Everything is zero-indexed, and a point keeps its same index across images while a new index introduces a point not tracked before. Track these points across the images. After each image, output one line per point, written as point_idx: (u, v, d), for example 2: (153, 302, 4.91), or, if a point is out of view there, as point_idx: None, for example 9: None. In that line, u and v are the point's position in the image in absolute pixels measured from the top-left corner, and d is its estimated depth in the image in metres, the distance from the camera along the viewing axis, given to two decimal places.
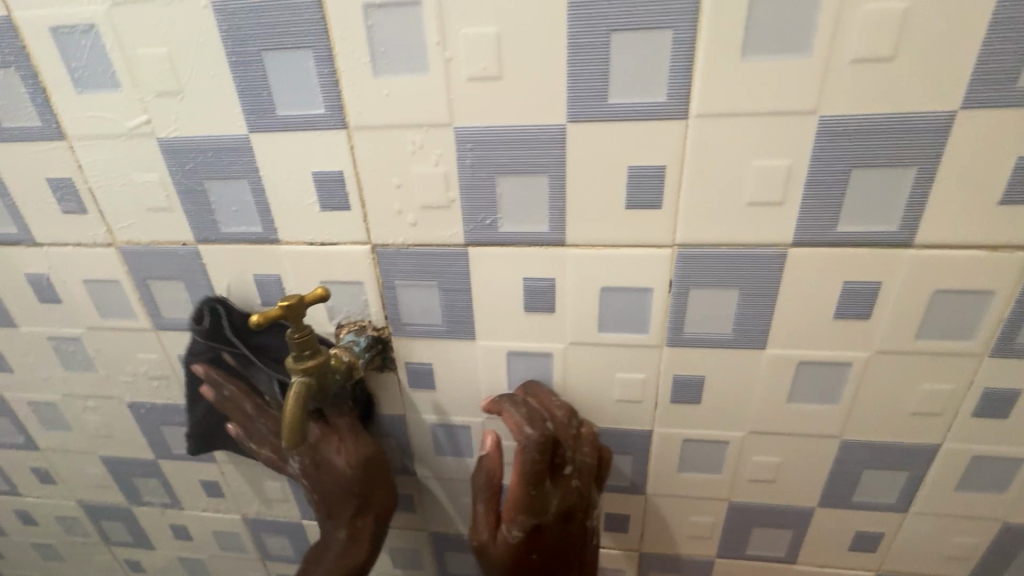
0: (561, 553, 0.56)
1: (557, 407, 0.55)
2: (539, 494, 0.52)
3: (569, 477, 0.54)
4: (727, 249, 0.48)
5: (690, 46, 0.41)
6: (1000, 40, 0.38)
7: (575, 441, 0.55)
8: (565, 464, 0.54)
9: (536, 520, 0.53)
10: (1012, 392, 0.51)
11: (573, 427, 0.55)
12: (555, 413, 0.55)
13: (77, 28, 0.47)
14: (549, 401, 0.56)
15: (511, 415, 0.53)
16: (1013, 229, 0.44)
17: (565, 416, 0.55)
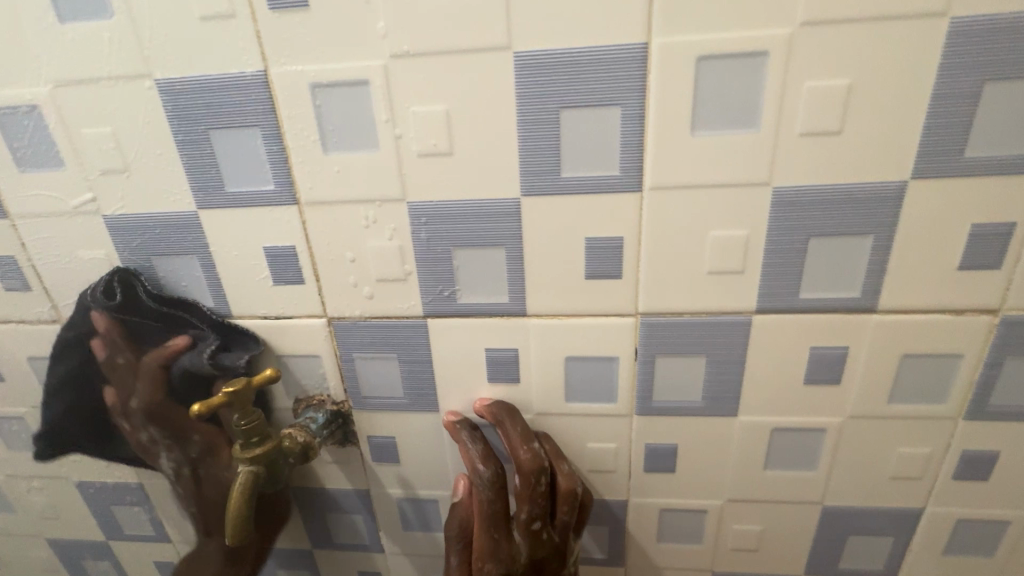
0: None
1: (525, 452, 0.48)
2: (502, 541, 0.48)
3: (539, 530, 0.48)
4: (690, 317, 0.47)
5: (640, 123, 0.41)
6: (946, 114, 0.38)
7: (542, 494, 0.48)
8: (532, 517, 0.48)
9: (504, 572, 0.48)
10: (990, 454, 0.50)
11: (538, 479, 0.48)
12: (520, 459, 0.48)
13: (18, 108, 0.46)
14: (515, 440, 0.49)
15: (466, 450, 0.49)
16: (975, 294, 0.44)
17: (530, 468, 0.47)
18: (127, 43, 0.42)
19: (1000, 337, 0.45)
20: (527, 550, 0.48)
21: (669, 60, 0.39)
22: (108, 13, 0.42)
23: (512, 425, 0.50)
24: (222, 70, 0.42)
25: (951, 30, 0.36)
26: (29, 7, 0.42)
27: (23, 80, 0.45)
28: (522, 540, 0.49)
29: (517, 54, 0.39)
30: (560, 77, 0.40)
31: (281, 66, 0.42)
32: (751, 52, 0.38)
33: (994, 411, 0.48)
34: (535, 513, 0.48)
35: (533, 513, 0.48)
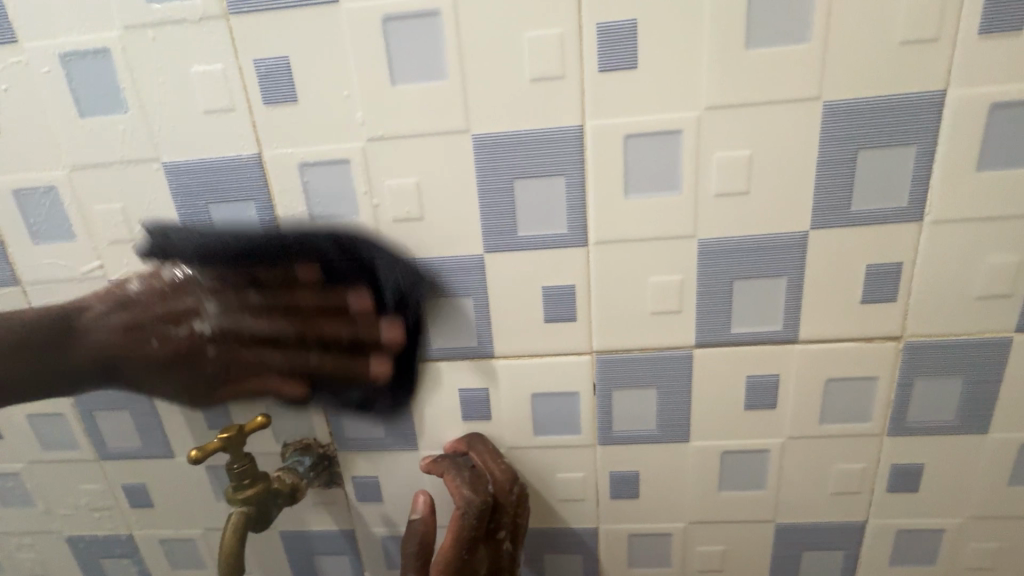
0: None
1: (507, 474, 0.54)
2: (470, 559, 0.52)
3: (500, 544, 0.54)
4: (639, 353, 0.53)
5: (581, 189, 0.48)
6: (832, 176, 0.46)
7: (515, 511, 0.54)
8: (503, 529, 0.54)
9: None
10: (916, 467, 0.56)
11: (513, 497, 0.54)
12: (498, 474, 0.54)
13: (38, 189, 0.52)
14: (498, 465, 0.55)
15: (452, 477, 0.53)
16: (878, 324, 0.50)
17: (507, 481, 0.54)
18: (139, 133, 0.49)
19: (907, 360, 0.51)
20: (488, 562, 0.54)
21: (601, 138, 0.46)
22: (123, 108, 0.48)
23: (493, 453, 0.56)
24: (222, 154, 0.49)
25: (826, 110, 0.44)
26: (54, 104, 0.49)
27: (44, 164, 0.51)
28: (485, 553, 0.53)
29: (475, 136, 0.47)
30: (512, 154, 0.47)
31: (273, 149, 0.49)
32: (667, 130, 0.46)
33: (914, 427, 0.54)
34: (504, 528, 0.54)
35: (503, 527, 0.54)
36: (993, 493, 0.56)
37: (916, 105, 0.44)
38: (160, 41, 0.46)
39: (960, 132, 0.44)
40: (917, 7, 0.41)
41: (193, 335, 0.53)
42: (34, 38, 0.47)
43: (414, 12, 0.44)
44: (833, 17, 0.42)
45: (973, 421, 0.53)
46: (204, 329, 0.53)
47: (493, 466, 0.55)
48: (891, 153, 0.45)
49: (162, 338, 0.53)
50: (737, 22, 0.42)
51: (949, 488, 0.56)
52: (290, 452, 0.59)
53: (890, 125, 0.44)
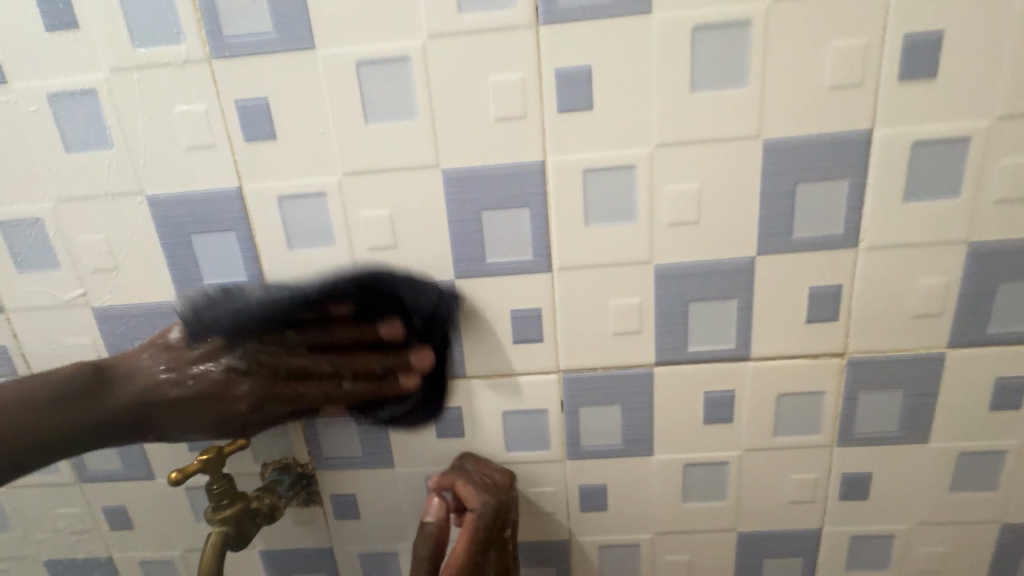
0: None
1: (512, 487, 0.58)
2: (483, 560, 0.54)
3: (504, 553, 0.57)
4: (603, 372, 0.56)
5: (544, 219, 0.51)
6: (774, 207, 0.50)
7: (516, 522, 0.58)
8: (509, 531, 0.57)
9: None
10: (865, 475, 0.59)
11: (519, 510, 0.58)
12: (498, 478, 0.58)
13: (23, 220, 0.54)
14: (503, 477, 0.58)
15: (463, 483, 0.56)
16: (823, 341, 0.54)
17: (508, 483, 0.58)
18: (123, 167, 0.51)
19: (851, 375, 0.55)
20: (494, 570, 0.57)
21: (561, 173, 0.50)
22: (108, 144, 0.51)
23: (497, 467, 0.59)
24: (204, 187, 0.52)
25: (765, 147, 0.48)
26: (41, 140, 0.51)
27: (31, 197, 0.53)
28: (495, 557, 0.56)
29: (444, 170, 0.50)
30: (479, 187, 0.50)
31: (253, 183, 0.51)
32: (623, 165, 0.49)
33: (860, 437, 0.58)
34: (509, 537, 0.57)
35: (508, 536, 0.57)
36: (936, 499, 0.60)
37: (846, 143, 0.48)
38: (145, 82, 0.49)
39: (887, 167, 0.49)
40: (843, 56, 0.46)
41: (205, 375, 0.52)
42: (23, 79, 0.49)
43: (386, 58, 0.47)
44: (768, 65, 0.46)
45: (913, 432, 0.57)
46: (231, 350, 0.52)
47: (498, 478, 0.58)
48: (827, 185, 0.49)
49: (182, 375, 0.52)
50: (682, 68, 0.46)
51: (896, 495, 0.60)
52: (269, 471, 0.61)
53: (824, 160, 0.49)
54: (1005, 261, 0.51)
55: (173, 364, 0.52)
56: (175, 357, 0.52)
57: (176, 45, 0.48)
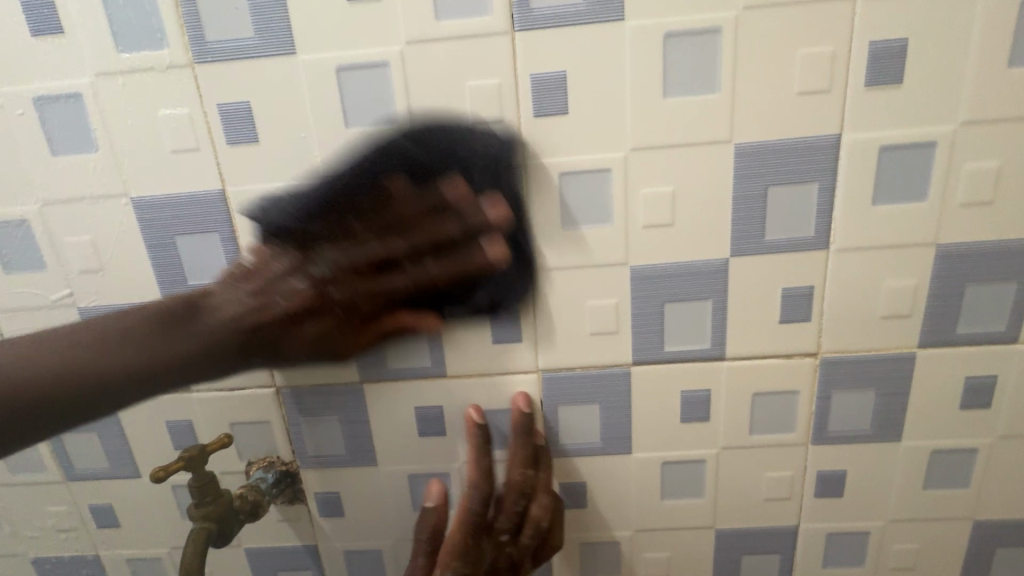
0: None
1: (515, 467, 0.57)
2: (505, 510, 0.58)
3: (506, 543, 0.57)
4: (581, 371, 0.57)
5: (522, 221, 0.52)
6: (746, 210, 0.51)
7: (518, 510, 0.57)
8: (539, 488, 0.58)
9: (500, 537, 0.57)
10: (840, 473, 0.60)
11: (516, 498, 0.57)
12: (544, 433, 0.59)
13: (10, 222, 0.54)
14: (517, 455, 0.57)
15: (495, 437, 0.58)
16: (797, 341, 0.55)
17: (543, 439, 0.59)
18: (109, 170, 0.52)
19: (824, 374, 0.56)
20: (491, 562, 0.56)
21: (538, 175, 0.51)
22: (93, 148, 0.52)
23: (525, 441, 0.57)
24: (188, 190, 0.53)
25: (736, 151, 0.49)
26: (27, 143, 0.52)
27: (18, 199, 0.54)
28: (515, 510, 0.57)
29: None
30: None
31: (236, 185, 0.52)
32: (598, 168, 0.50)
33: (834, 436, 0.59)
34: (507, 527, 0.57)
35: (506, 526, 0.57)
36: (910, 496, 0.61)
37: (815, 147, 0.49)
38: (129, 86, 0.50)
39: (856, 171, 0.50)
40: (811, 63, 0.47)
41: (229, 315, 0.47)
42: (9, 84, 0.50)
43: (366, 63, 0.48)
44: (738, 71, 0.47)
45: (886, 430, 0.58)
46: (337, 285, 0.48)
47: (516, 459, 0.57)
48: (797, 189, 0.50)
49: (257, 296, 0.48)
50: (654, 74, 0.48)
51: (871, 492, 0.61)
52: (254, 470, 0.62)
53: (794, 165, 0.50)
54: (972, 263, 0.52)
55: (257, 289, 0.48)
56: (290, 270, 0.48)
57: (160, 50, 0.49)
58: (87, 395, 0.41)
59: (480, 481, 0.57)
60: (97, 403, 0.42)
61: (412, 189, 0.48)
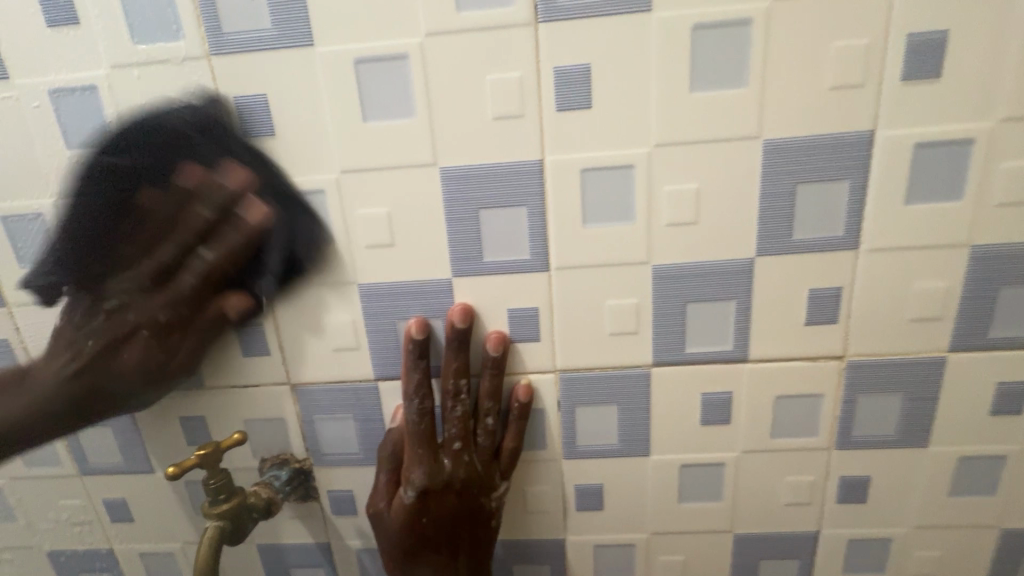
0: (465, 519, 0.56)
1: (448, 379, 0.54)
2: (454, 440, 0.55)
3: (461, 452, 0.54)
4: (600, 372, 0.56)
5: (541, 218, 0.51)
6: (773, 208, 0.50)
7: (462, 416, 0.54)
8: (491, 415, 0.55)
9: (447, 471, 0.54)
10: (863, 478, 0.59)
11: (455, 405, 0.54)
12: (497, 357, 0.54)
13: (27, 216, 0.54)
14: (449, 364, 0.54)
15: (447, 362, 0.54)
16: (822, 343, 0.54)
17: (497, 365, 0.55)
18: None
19: (850, 378, 0.55)
20: (451, 470, 0.54)
21: (559, 171, 0.50)
22: (109, 141, 0.51)
23: (454, 351, 0.53)
24: None
25: (765, 148, 0.48)
26: (44, 136, 0.51)
27: (32, 192, 0.53)
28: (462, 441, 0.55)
29: (442, 168, 0.50)
30: (477, 185, 0.50)
31: None
32: (621, 164, 0.49)
33: (858, 440, 0.57)
34: (457, 436, 0.54)
35: (454, 435, 0.54)
36: (935, 503, 0.59)
37: (848, 144, 0.48)
38: (145, 78, 0.49)
39: (888, 169, 0.48)
40: (845, 57, 0.45)
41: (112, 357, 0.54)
42: (24, 75, 0.49)
43: (384, 55, 0.47)
44: (769, 64, 0.46)
45: (912, 435, 0.57)
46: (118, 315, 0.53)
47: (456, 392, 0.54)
48: (828, 186, 0.49)
49: (110, 350, 0.53)
50: (682, 67, 0.46)
51: (894, 498, 0.60)
52: (268, 466, 0.61)
53: (825, 162, 0.48)
54: (1007, 265, 0.50)
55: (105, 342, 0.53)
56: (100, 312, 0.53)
57: (176, 42, 0.48)
58: (77, 404, 0.56)
59: (415, 397, 0.53)
60: (89, 408, 0.57)
61: (161, 197, 0.50)
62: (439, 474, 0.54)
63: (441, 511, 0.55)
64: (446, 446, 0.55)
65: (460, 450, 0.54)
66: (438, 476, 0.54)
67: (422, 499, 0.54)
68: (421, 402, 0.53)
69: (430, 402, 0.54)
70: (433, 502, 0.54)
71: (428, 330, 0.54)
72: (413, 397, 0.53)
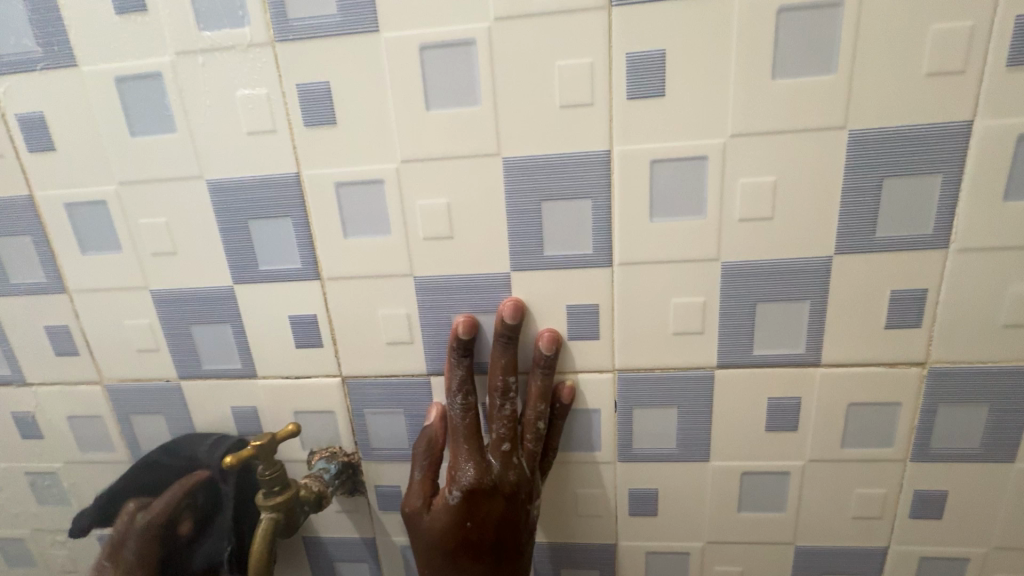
0: (506, 525, 0.52)
1: (495, 376, 0.52)
2: (500, 439, 0.52)
3: (509, 453, 0.52)
4: (660, 373, 0.54)
5: (606, 211, 0.49)
6: (856, 204, 0.47)
7: (509, 415, 0.52)
8: (538, 416, 0.53)
9: (491, 471, 0.52)
10: (940, 494, 0.55)
11: (503, 404, 0.52)
12: (548, 355, 0.52)
13: (89, 202, 0.55)
14: (497, 361, 0.52)
15: (495, 356, 0.52)
16: (903, 349, 0.51)
17: (547, 362, 0.52)
18: (185, 152, 0.52)
19: (931, 386, 0.51)
20: (498, 472, 0.52)
21: (628, 162, 0.47)
22: (172, 129, 0.51)
23: (502, 347, 0.52)
24: (263, 172, 0.51)
25: (850, 139, 0.45)
26: (108, 122, 0.51)
27: (97, 179, 0.54)
28: (508, 441, 0.52)
29: (504, 159, 0.48)
30: (540, 177, 0.49)
31: (311, 169, 0.51)
32: (694, 156, 0.47)
33: (937, 453, 0.54)
34: (505, 436, 0.52)
35: (502, 435, 0.52)
36: (1018, 522, 0.55)
37: (942, 135, 0.44)
38: (209, 66, 0.49)
39: (986, 162, 0.45)
40: (945, 39, 0.42)
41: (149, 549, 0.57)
42: (92, 63, 0.50)
43: (450, 42, 0.46)
44: (859, 49, 0.43)
45: (997, 449, 0.53)
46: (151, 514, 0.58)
47: (505, 388, 0.52)
48: (918, 181, 0.46)
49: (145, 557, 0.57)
50: (764, 52, 0.44)
51: (973, 515, 0.56)
52: (318, 459, 0.60)
53: (915, 155, 0.45)
54: None
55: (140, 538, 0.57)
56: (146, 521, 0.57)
57: (241, 29, 0.47)
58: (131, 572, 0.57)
59: (458, 393, 0.52)
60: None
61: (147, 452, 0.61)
62: (486, 474, 0.51)
63: (487, 516, 0.51)
64: (493, 447, 0.53)
65: (506, 451, 0.52)
66: (484, 477, 0.51)
67: (467, 501, 0.51)
68: (464, 398, 0.52)
69: (474, 399, 0.52)
70: (479, 505, 0.51)
71: (474, 328, 0.53)
72: (456, 393, 0.52)
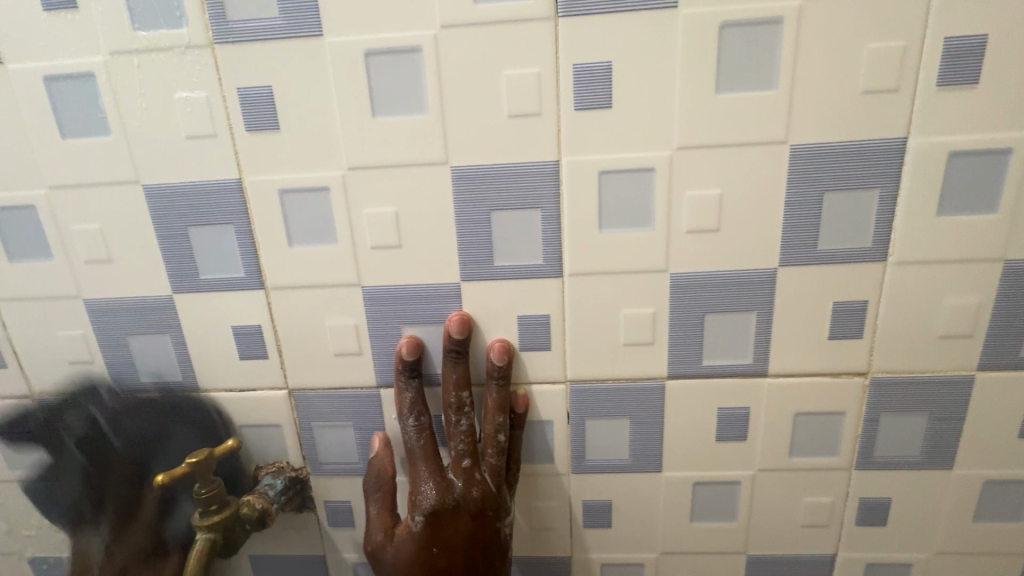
0: (473, 547, 0.50)
1: (448, 392, 0.51)
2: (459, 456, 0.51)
3: (470, 469, 0.51)
4: (612, 384, 0.53)
5: (556, 222, 0.49)
6: (799, 217, 0.47)
7: (467, 430, 0.51)
8: (497, 428, 0.52)
9: (452, 491, 0.50)
10: (884, 501, 0.56)
11: (459, 419, 0.51)
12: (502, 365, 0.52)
13: (17, 206, 0.52)
14: (448, 377, 0.52)
15: (446, 372, 0.52)
16: (846, 360, 0.52)
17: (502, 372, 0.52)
18: (120, 156, 0.49)
19: (873, 396, 0.53)
20: (461, 490, 0.51)
21: (576, 173, 0.47)
22: (106, 133, 0.49)
23: (452, 363, 0.51)
24: (203, 178, 0.50)
25: (791, 153, 0.46)
26: (36, 122, 0.49)
27: (25, 183, 0.51)
28: (468, 457, 0.51)
29: (452, 168, 0.48)
30: (489, 187, 0.48)
31: (255, 176, 0.49)
32: (642, 167, 0.47)
33: (880, 461, 0.55)
34: (465, 452, 0.51)
35: (462, 451, 0.51)
36: (957, 528, 0.57)
37: (879, 151, 0.45)
38: (145, 67, 0.47)
39: (921, 178, 0.46)
40: (879, 58, 0.43)
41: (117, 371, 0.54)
42: (18, 61, 0.47)
43: (397, 48, 0.45)
44: (798, 66, 0.44)
45: (937, 457, 0.54)
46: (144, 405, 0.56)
47: (459, 403, 0.51)
48: (856, 195, 0.47)
49: None
50: (707, 66, 0.44)
51: (915, 522, 0.57)
52: (262, 475, 0.59)
53: (854, 170, 0.46)
54: None
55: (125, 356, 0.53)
56: None
57: (179, 29, 0.46)
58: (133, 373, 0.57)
59: (410, 414, 0.51)
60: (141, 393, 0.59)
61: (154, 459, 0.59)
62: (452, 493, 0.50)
63: (452, 538, 0.50)
64: (454, 464, 0.51)
65: (467, 467, 0.51)
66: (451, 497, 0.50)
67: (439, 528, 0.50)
68: (418, 418, 0.51)
69: (428, 418, 0.52)
70: (451, 530, 0.50)
71: (419, 347, 0.52)
72: (412, 415, 0.51)
